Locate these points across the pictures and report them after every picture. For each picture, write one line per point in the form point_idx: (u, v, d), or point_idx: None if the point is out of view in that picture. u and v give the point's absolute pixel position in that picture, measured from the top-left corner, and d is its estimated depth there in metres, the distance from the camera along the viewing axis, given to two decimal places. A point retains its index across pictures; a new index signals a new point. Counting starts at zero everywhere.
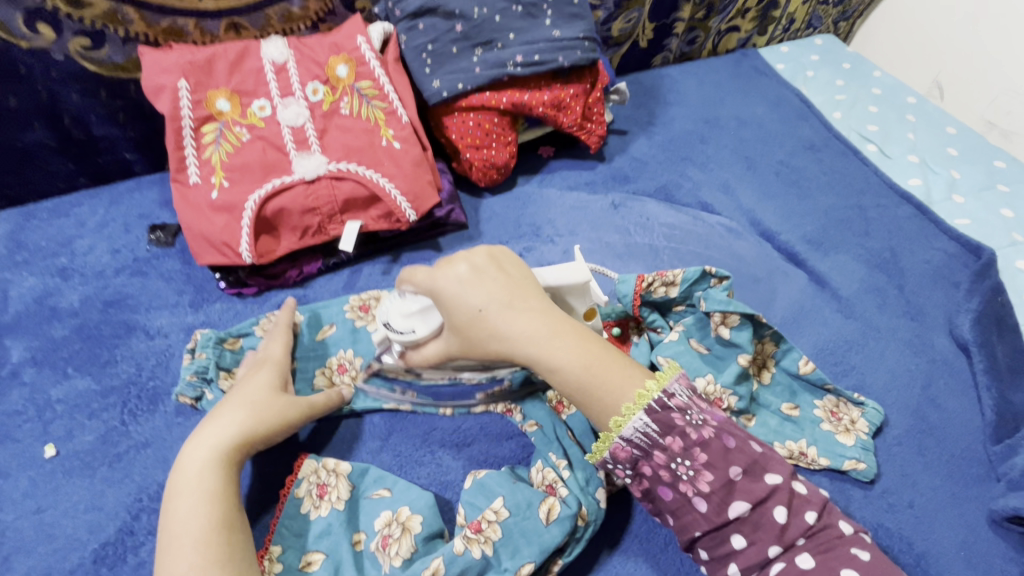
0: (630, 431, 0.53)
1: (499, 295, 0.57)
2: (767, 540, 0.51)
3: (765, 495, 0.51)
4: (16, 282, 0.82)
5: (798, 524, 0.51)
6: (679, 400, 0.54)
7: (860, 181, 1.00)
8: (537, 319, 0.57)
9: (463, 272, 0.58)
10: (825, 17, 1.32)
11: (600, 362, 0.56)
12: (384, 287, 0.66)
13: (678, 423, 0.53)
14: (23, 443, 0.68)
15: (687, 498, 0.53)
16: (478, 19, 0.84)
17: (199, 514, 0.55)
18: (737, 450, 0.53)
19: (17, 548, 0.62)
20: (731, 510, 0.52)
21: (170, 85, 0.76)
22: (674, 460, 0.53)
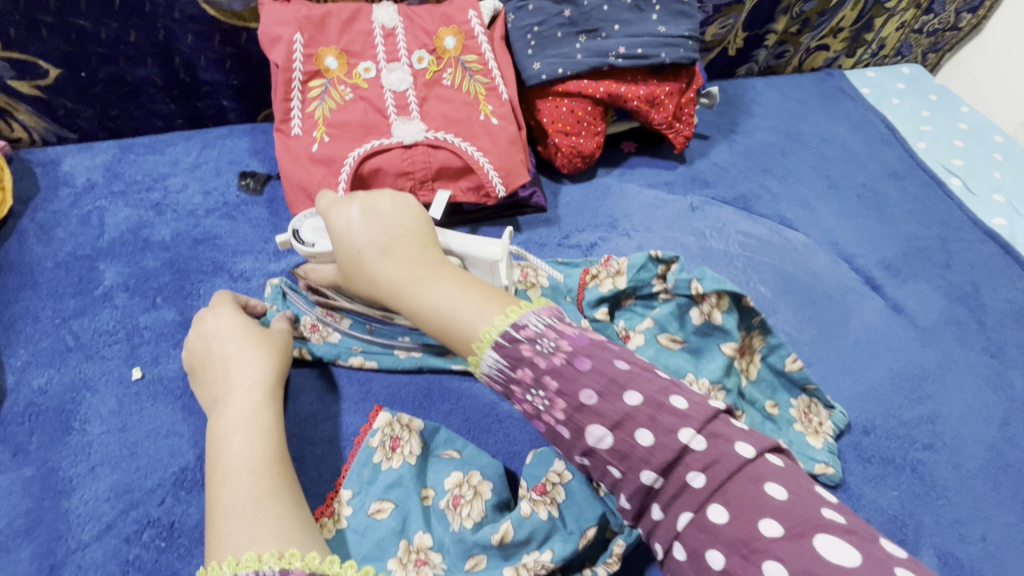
0: (487, 367, 0.50)
1: (381, 240, 0.57)
2: (643, 470, 0.44)
3: (623, 418, 0.45)
4: (113, 211, 0.85)
5: (669, 449, 0.43)
6: (529, 330, 0.49)
7: (943, 213, 0.99)
8: (411, 264, 0.56)
9: (353, 216, 0.59)
10: (915, 46, 1.30)
11: (466, 300, 0.52)
12: (300, 227, 0.69)
13: (525, 354, 0.48)
14: (112, 363, 0.70)
15: (551, 428, 0.48)
16: (586, 7, 0.86)
17: (251, 451, 0.56)
18: (590, 371, 0.46)
19: (101, 461, 0.63)
20: (595, 441, 0.45)
21: (286, 37, 0.79)
22: (528, 392, 0.48)
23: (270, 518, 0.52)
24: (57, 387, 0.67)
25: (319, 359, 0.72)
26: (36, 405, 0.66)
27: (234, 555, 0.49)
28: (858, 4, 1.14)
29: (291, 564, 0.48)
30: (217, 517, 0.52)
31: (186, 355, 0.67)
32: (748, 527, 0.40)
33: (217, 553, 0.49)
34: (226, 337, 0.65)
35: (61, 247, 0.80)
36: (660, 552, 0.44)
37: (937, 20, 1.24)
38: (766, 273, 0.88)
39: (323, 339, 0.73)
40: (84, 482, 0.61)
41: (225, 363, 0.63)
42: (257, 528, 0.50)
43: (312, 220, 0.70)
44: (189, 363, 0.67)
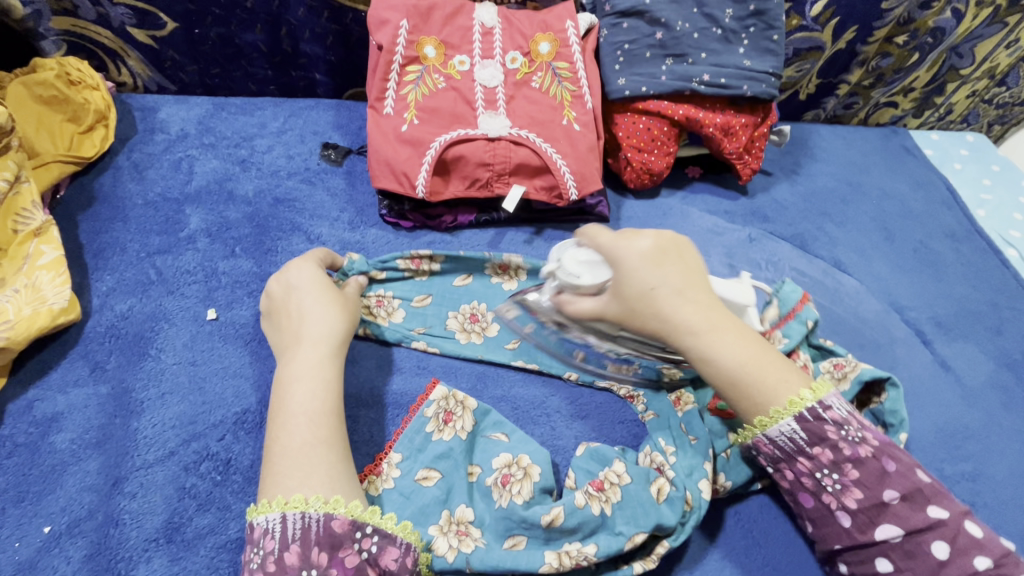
0: (777, 433, 0.58)
1: (676, 282, 0.59)
2: (918, 572, 0.52)
3: (925, 527, 0.53)
4: (202, 160, 0.90)
5: (963, 566, 0.51)
6: (836, 414, 0.56)
7: (998, 280, 0.99)
8: (716, 313, 0.59)
9: (645, 247, 0.60)
10: (982, 116, 1.31)
11: (762, 362, 0.58)
12: (562, 256, 0.63)
13: (831, 435, 0.56)
14: (190, 301, 0.73)
15: (832, 512, 0.57)
16: (678, 32, 0.88)
17: (314, 399, 0.58)
18: (897, 474, 0.54)
19: (172, 390, 0.66)
20: (884, 536, 0.54)
21: (393, 22, 0.83)
22: (820, 472, 0.57)
23: (325, 466, 0.54)
24: (138, 314, 0.71)
25: (382, 338, 0.74)
26: (117, 328, 0.69)
27: (290, 494, 0.52)
28: (933, 67, 1.16)
29: (336, 510, 0.52)
30: (274, 456, 0.55)
31: (267, 299, 0.69)
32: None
33: (273, 489, 0.53)
34: (307, 291, 0.66)
35: (151, 186, 0.85)
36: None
37: (1009, 93, 1.26)
38: (816, 312, 0.89)
39: (386, 320, 0.75)
40: (154, 406, 0.65)
41: (301, 315, 0.65)
42: (311, 478, 0.53)
43: (573, 252, 0.63)
44: (269, 305, 0.69)
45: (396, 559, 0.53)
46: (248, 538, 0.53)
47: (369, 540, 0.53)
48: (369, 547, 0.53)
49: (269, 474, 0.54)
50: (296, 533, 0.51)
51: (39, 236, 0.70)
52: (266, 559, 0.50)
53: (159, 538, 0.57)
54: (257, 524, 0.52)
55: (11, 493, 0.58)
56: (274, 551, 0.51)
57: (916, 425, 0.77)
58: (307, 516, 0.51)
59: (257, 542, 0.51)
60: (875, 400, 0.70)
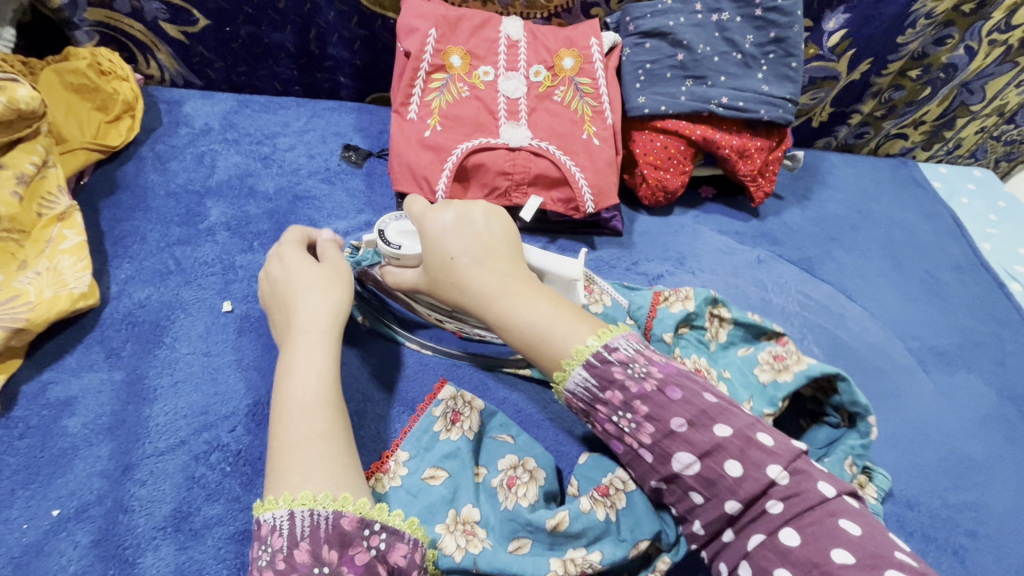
0: (572, 384, 0.56)
1: (475, 250, 0.61)
2: (727, 498, 0.50)
3: (712, 449, 0.51)
4: (224, 155, 0.91)
5: (757, 481, 0.49)
6: (620, 354, 0.55)
7: (1003, 313, 1.00)
8: (501, 274, 0.61)
9: (423, 210, 0.66)
10: (990, 152, 1.33)
11: (552, 316, 0.58)
12: (384, 229, 0.68)
13: (616, 376, 0.54)
14: (206, 292, 0.74)
15: (634, 450, 0.55)
16: (699, 54, 0.90)
17: (310, 391, 0.58)
18: (681, 400, 0.52)
19: (185, 379, 0.66)
20: (682, 467, 0.52)
21: (422, 30, 0.85)
22: (615, 414, 0.55)
23: (326, 462, 0.54)
24: (154, 303, 0.72)
25: (390, 334, 0.76)
26: (133, 316, 0.70)
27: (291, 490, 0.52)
28: (943, 102, 1.19)
29: (344, 507, 0.52)
30: (274, 453, 0.55)
31: (274, 282, 0.68)
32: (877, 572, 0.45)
33: (277, 485, 0.53)
34: (305, 286, 0.65)
35: (174, 178, 0.86)
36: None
37: (1017, 131, 1.28)
38: (821, 336, 0.90)
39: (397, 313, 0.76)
40: (167, 394, 0.65)
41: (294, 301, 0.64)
42: (308, 475, 0.53)
43: (397, 222, 0.69)
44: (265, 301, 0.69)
45: (405, 556, 0.54)
46: (255, 535, 0.53)
47: (377, 538, 0.53)
48: (378, 545, 0.53)
49: (273, 472, 0.54)
50: (304, 531, 0.51)
51: (63, 221, 0.71)
52: (275, 557, 0.51)
53: (167, 526, 0.57)
54: (265, 521, 0.52)
55: (22, 474, 0.58)
56: (283, 549, 0.51)
57: (919, 453, 0.78)
58: (314, 513, 0.51)
59: (265, 539, 0.51)
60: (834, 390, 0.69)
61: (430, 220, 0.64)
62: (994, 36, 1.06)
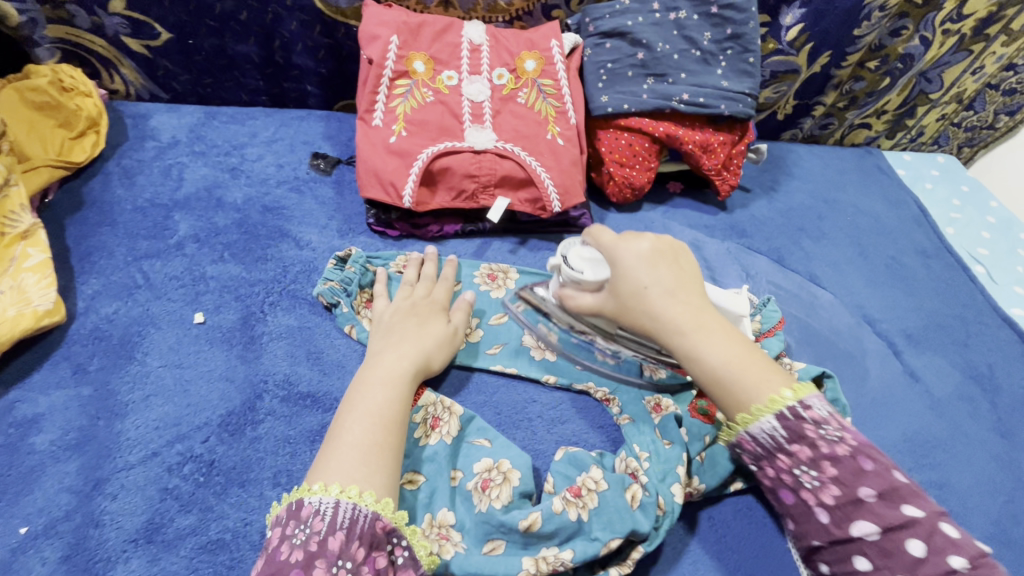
0: (758, 429, 0.56)
1: (668, 282, 0.63)
2: (902, 574, 0.49)
3: (900, 526, 0.50)
4: (192, 167, 0.91)
5: (939, 565, 0.48)
6: (815, 413, 0.54)
7: (966, 295, 1.03)
8: (692, 310, 0.62)
9: (638, 252, 0.64)
10: (952, 138, 1.36)
11: (746, 363, 0.58)
12: (567, 254, 0.70)
13: (809, 434, 0.54)
14: (176, 305, 0.74)
15: (809, 507, 0.54)
16: (658, 53, 0.91)
17: (388, 406, 0.60)
18: (873, 472, 0.52)
19: (155, 392, 0.67)
20: (860, 533, 0.51)
21: (384, 37, 0.86)
22: (799, 467, 0.55)
23: (381, 471, 0.55)
24: (123, 317, 0.72)
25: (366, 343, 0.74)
26: (101, 331, 0.70)
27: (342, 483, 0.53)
28: (904, 91, 1.21)
29: (383, 512, 0.53)
30: (332, 448, 0.56)
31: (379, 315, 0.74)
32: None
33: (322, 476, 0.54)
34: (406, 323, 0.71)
35: (141, 192, 0.86)
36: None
37: (976, 117, 1.31)
38: (790, 325, 0.92)
39: None
40: (138, 408, 0.65)
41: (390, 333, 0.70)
42: (362, 474, 0.54)
43: (577, 248, 0.70)
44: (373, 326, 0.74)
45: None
46: (289, 517, 0.52)
47: (400, 550, 0.54)
48: (400, 554, 0.54)
49: (327, 459, 0.55)
50: (343, 522, 0.51)
51: (26, 239, 0.71)
52: (310, 539, 0.50)
53: (138, 538, 0.57)
54: (308, 504, 0.52)
55: None
56: (320, 533, 0.51)
57: (886, 434, 0.80)
58: (357, 509, 0.52)
59: (305, 521, 0.51)
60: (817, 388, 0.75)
61: (624, 246, 0.65)
62: (947, 25, 1.09)
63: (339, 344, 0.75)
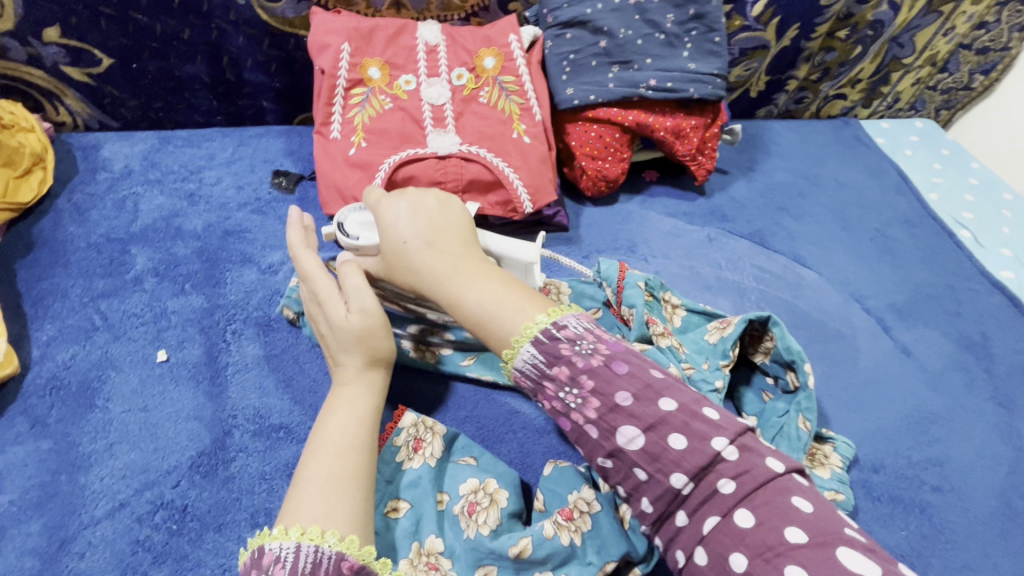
0: (521, 363, 0.55)
1: (426, 235, 0.62)
2: (672, 472, 0.47)
3: (656, 422, 0.48)
4: (147, 197, 0.87)
5: (700, 454, 0.47)
6: (569, 332, 0.53)
7: (953, 262, 1.01)
8: (451, 259, 0.60)
9: (402, 211, 0.64)
10: (929, 102, 1.34)
11: (503, 299, 0.57)
12: (343, 222, 0.70)
13: (563, 353, 0.53)
14: (137, 344, 0.71)
15: (580, 427, 0.52)
16: (622, 39, 0.88)
17: (347, 432, 0.56)
18: (627, 374, 0.51)
19: (120, 439, 0.64)
20: (625, 440, 0.49)
21: (334, 45, 0.82)
22: (562, 390, 0.53)
23: (349, 503, 0.51)
24: (81, 363, 0.68)
25: None
26: (58, 379, 0.67)
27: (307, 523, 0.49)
28: (876, 58, 1.19)
29: (348, 550, 0.49)
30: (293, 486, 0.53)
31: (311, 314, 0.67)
32: (774, 542, 0.43)
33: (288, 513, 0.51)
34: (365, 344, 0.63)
35: (95, 228, 0.82)
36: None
37: (951, 79, 1.29)
38: (778, 308, 0.89)
39: None
40: (102, 458, 0.62)
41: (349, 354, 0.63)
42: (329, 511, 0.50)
43: (357, 214, 0.70)
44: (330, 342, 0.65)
45: None
46: (252, 566, 0.48)
47: None
48: None
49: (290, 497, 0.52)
50: (306, 566, 0.47)
51: None
52: None
53: None
54: (268, 550, 0.48)
55: None
56: None
57: (882, 413, 0.78)
58: (319, 551, 0.48)
59: (265, 570, 0.47)
60: (769, 340, 0.71)
61: (384, 207, 0.64)
62: None
63: (312, 371, 0.72)
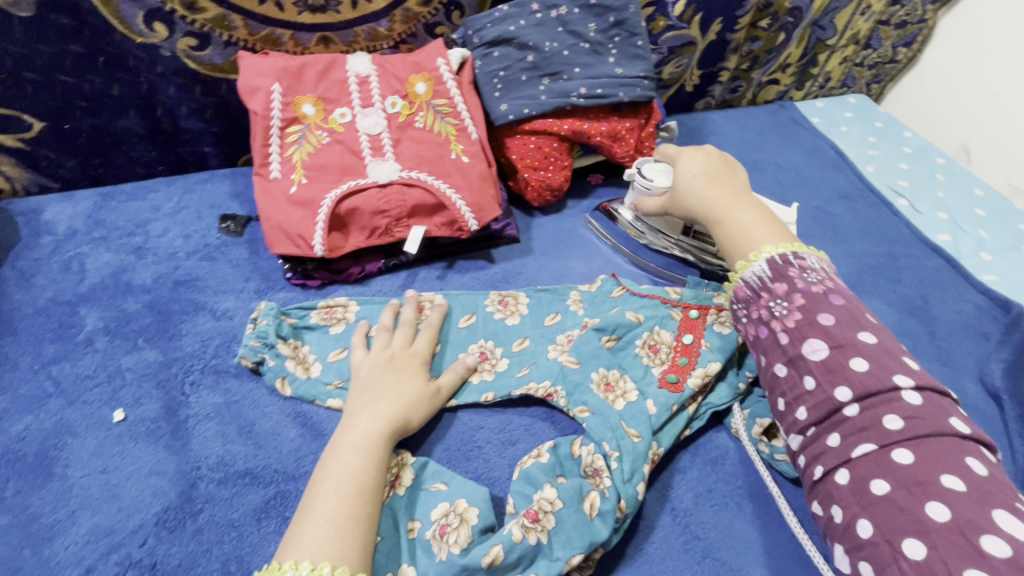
0: (750, 275, 0.65)
1: (706, 174, 0.78)
2: (841, 386, 0.55)
3: (844, 343, 0.57)
4: (93, 256, 0.86)
5: (886, 387, 0.54)
6: (802, 261, 0.64)
7: (892, 231, 1.05)
8: (724, 194, 0.76)
9: (695, 170, 0.79)
10: (858, 78, 1.40)
11: (769, 226, 0.71)
12: (640, 167, 0.87)
13: (791, 274, 0.63)
14: (93, 407, 0.71)
15: (773, 335, 0.61)
16: (548, 52, 0.91)
17: (366, 474, 0.60)
18: (840, 306, 0.59)
19: (83, 504, 0.63)
20: (811, 352, 0.58)
21: (264, 87, 0.83)
22: (773, 301, 0.62)
23: (356, 544, 0.55)
24: (36, 432, 0.68)
25: (297, 394, 0.73)
26: (13, 452, 0.66)
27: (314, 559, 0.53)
28: (801, 42, 1.23)
29: None
30: (303, 522, 0.55)
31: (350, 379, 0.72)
32: (921, 476, 0.49)
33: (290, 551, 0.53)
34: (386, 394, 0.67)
35: (41, 293, 0.81)
36: (837, 515, 0.52)
37: (876, 54, 1.34)
38: None
39: (305, 372, 0.75)
40: (64, 527, 0.62)
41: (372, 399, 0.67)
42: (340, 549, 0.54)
43: (651, 162, 0.87)
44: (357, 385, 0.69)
45: None
46: None
47: None
48: None
49: (300, 532, 0.54)
50: None
51: None
52: None
53: None
54: None
55: None
56: None
57: None
58: None
59: None
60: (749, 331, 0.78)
61: (684, 155, 0.81)
62: None
63: (273, 412, 0.72)
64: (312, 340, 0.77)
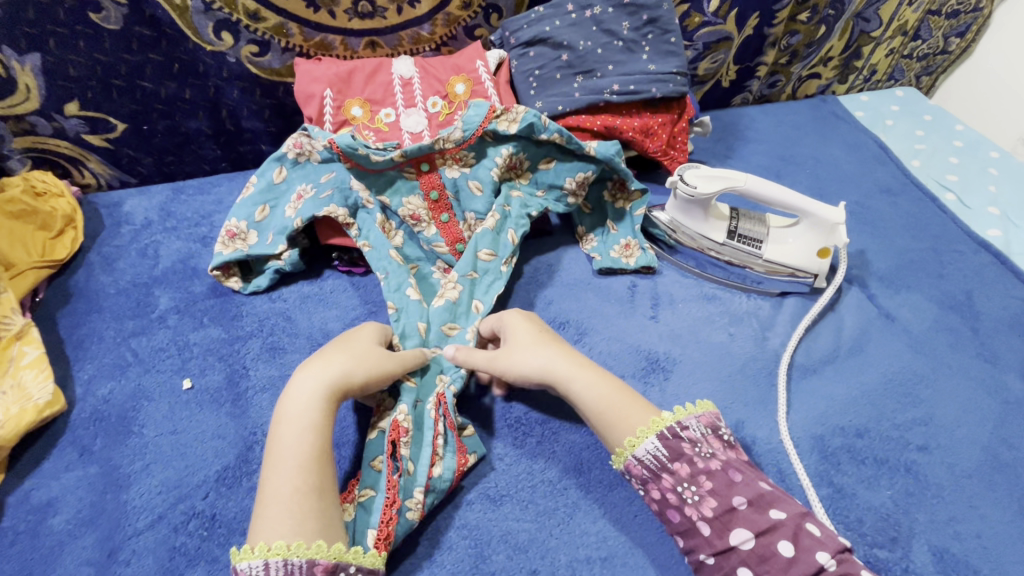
0: (643, 450, 0.61)
1: (537, 327, 0.74)
2: (775, 574, 0.53)
3: (769, 528, 0.55)
4: (166, 243, 0.96)
5: (810, 562, 0.53)
6: (692, 433, 0.61)
7: (936, 226, 1.02)
8: (578, 365, 0.69)
9: (541, 355, 0.70)
10: (907, 70, 1.35)
11: (626, 399, 0.66)
12: (683, 175, 0.87)
13: (685, 451, 0.60)
14: (165, 375, 0.79)
15: (693, 523, 0.58)
16: (582, 51, 0.94)
17: (301, 447, 0.57)
18: (742, 482, 0.58)
19: (157, 460, 0.71)
20: (739, 541, 0.55)
21: (318, 93, 0.90)
22: (680, 485, 0.59)
23: (312, 515, 0.54)
24: (118, 396, 0.77)
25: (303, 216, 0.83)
26: (100, 412, 0.75)
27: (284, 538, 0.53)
28: (844, 35, 1.21)
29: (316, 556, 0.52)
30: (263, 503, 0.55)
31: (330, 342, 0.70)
32: None
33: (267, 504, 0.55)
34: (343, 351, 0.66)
35: (122, 275, 0.91)
36: None
37: (926, 45, 1.30)
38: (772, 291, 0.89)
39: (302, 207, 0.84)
40: (143, 478, 0.70)
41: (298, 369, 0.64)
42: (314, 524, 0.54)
43: (691, 170, 0.87)
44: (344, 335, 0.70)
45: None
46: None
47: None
48: None
49: (257, 520, 0.54)
50: None
51: (21, 338, 0.77)
52: None
53: None
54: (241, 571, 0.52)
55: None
56: None
57: (865, 379, 0.79)
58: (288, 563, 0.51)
59: None
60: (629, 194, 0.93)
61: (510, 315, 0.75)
62: None
63: None
64: (312, 164, 0.87)
